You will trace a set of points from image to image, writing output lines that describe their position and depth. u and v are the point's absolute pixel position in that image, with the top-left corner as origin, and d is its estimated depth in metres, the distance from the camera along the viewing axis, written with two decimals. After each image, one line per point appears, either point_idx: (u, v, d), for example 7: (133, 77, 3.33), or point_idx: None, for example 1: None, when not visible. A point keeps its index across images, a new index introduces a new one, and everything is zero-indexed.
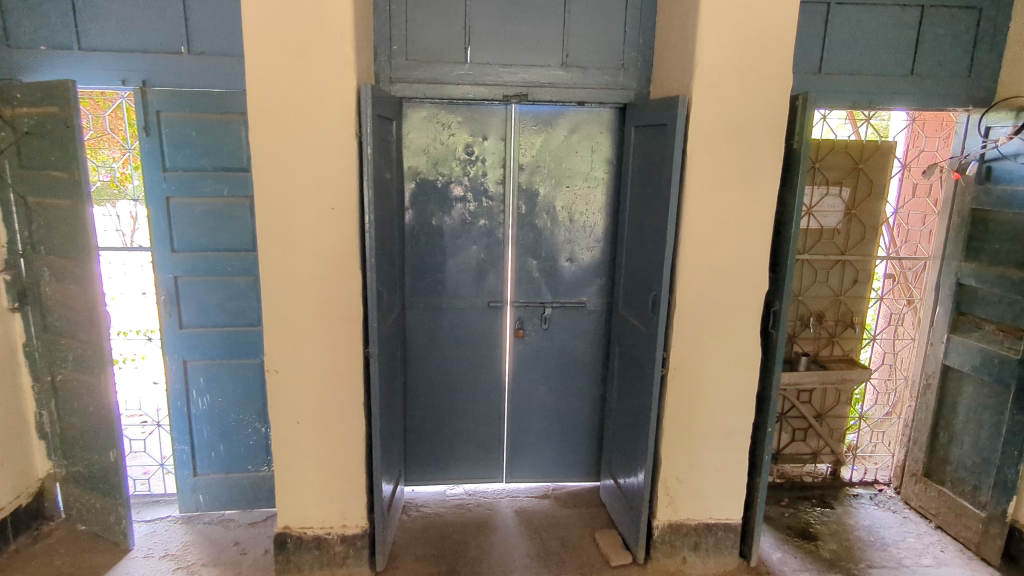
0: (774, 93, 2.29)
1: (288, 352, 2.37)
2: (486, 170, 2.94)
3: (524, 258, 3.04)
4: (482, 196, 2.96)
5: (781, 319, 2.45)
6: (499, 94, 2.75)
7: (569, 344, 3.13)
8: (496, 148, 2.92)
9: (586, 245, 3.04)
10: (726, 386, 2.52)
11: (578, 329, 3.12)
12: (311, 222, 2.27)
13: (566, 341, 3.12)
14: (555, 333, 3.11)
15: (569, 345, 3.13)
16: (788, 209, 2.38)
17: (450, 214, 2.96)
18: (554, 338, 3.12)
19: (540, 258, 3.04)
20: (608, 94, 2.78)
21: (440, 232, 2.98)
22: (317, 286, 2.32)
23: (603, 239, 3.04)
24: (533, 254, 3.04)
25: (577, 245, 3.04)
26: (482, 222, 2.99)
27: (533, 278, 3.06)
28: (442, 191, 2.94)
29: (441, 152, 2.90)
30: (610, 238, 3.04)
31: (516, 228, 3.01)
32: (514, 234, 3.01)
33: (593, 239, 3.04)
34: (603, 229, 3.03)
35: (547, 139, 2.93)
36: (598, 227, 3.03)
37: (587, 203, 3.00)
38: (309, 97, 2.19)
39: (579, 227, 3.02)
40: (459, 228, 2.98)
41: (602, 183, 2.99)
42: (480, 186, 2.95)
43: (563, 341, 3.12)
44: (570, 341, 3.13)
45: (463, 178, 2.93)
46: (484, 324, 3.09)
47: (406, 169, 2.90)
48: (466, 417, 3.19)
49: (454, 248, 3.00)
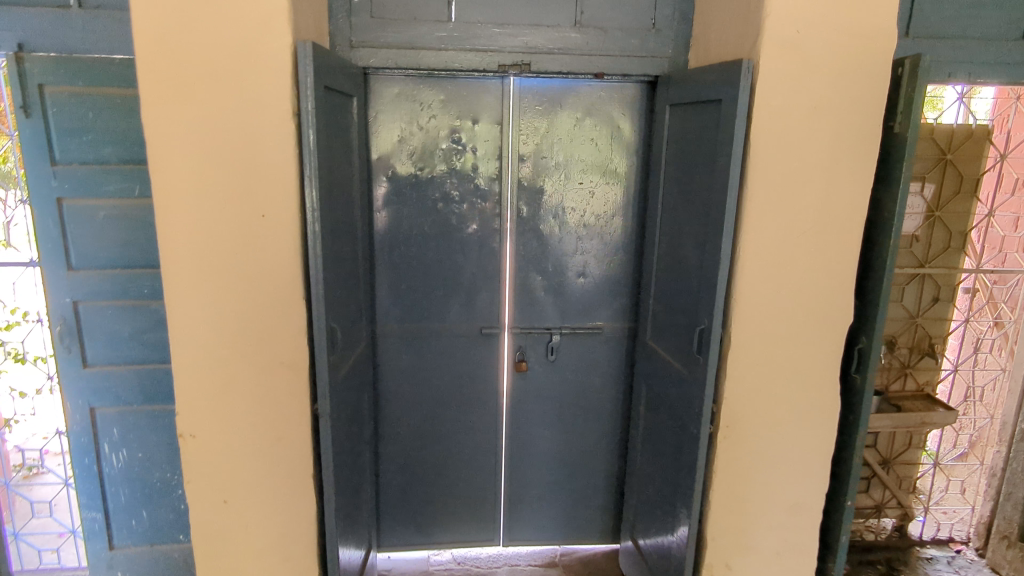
0: (872, 57, 1.67)
1: (210, 412, 1.75)
2: (476, 163, 2.31)
3: (525, 273, 2.42)
4: (473, 196, 2.34)
5: (870, 362, 1.83)
6: (493, 64, 2.12)
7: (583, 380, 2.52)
8: (490, 135, 2.29)
9: (604, 258, 2.43)
10: (794, 447, 1.91)
11: (593, 360, 2.50)
12: (235, 236, 1.64)
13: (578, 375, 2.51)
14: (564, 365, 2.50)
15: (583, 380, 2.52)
16: (884, 215, 1.77)
17: (432, 218, 2.34)
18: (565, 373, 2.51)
19: (545, 274, 2.43)
20: (634, 63, 2.15)
21: (420, 241, 2.36)
22: (245, 322, 1.69)
23: (625, 250, 2.43)
24: (536, 269, 2.42)
25: (593, 256, 2.42)
26: (472, 228, 2.37)
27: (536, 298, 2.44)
28: (422, 189, 2.31)
29: (418, 140, 2.27)
30: (633, 249, 2.43)
31: (516, 236, 2.39)
32: (512, 243, 2.39)
33: (612, 250, 2.42)
34: (625, 237, 2.42)
35: (554, 123, 2.31)
36: (618, 235, 2.41)
37: (605, 205, 2.39)
38: (226, 61, 1.55)
39: (594, 234, 2.41)
40: (444, 236, 2.36)
41: (624, 179, 2.37)
42: (469, 182, 2.32)
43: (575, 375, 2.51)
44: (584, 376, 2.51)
45: (446, 174, 2.30)
46: (477, 356, 2.47)
47: (374, 161, 2.27)
48: (455, 469, 2.58)
49: (438, 262, 2.38)
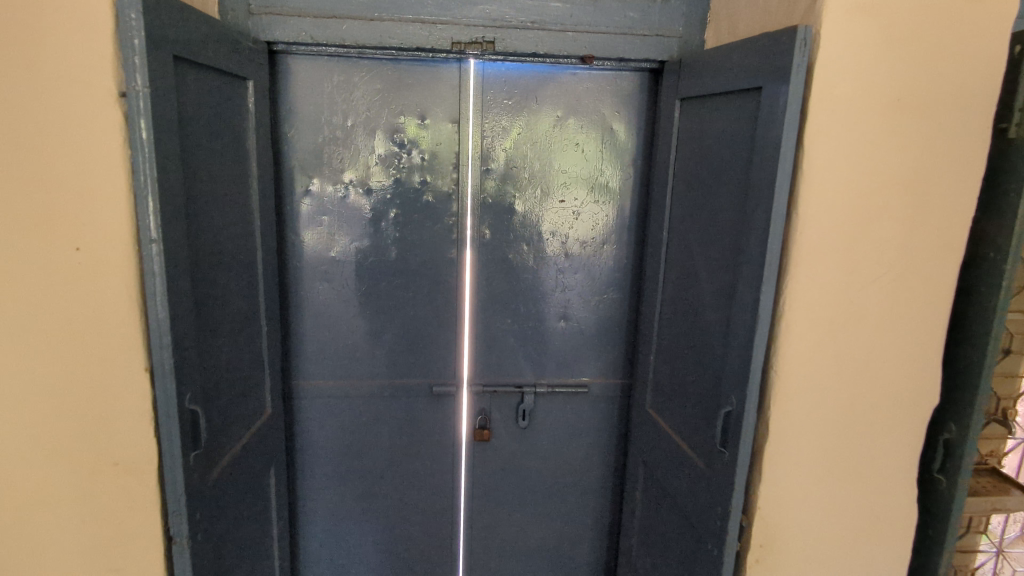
0: (987, 25, 1.15)
1: (11, 533, 1.19)
2: (426, 173, 1.77)
3: (490, 315, 1.89)
4: (421, 216, 1.79)
5: (964, 462, 1.31)
6: (445, 41, 1.59)
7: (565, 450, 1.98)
8: (443, 136, 1.76)
9: (591, 298, 1.90)
10: (853, 574, 1.37)
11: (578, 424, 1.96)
12: (34, 278, 1.09)
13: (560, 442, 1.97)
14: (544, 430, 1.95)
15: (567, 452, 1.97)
16: (987, 258, 1.25)
17: (368, 244, 1.79)
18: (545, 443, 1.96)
19: (516, 316, 1.90)
20: (633, 44, 1.63)
21: (353, 274, 1.81)
22: (56, 405, 1.14)
23: (619, 288, 1.90)
24: (505, 310, 1.89)
25: (577, 293, 1.89)
26: (421, 258, 1.82)
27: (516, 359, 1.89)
28: (355, 206, 1.77)
29: (348, 141, 1.72)
30: (629, 286, 1.89)
31: (478, 267, 1.85)
32: (473, 277, 1.86)
33: (603, 287, 1.89)
34: (619, 271, 1.89)
35: (528, 121, 1.78)
36: (611, 267, 1.88)
37: (593, 229, 1.86)
38: (12, 10, 1.01)
39: (579, 265, 1.88)
40: (385, 267, 1.82)
41: (618, 196, 1.84)
42: (416, 198, 1.78)
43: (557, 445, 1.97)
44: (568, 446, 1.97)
45: (387, 187, 1.76)
46: (427, 421, 1.92)
47: (291, 168, 1.72)
48: (400, 561, 2.02)
49: (377, 302, 1.84)
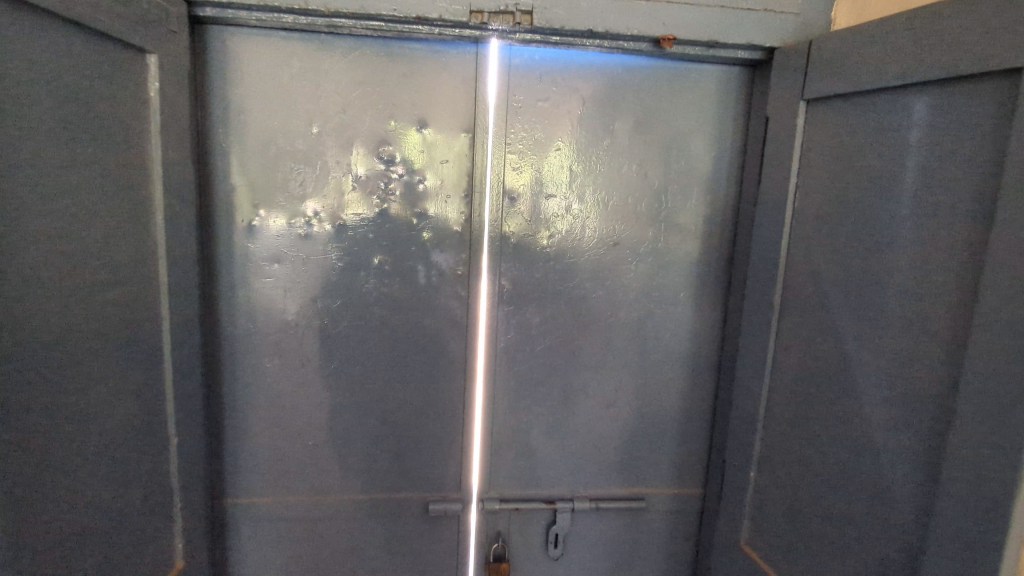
0: None
1: None
2: (425, 205, 1.24)
3: (512, 405, 1.35)
4: (418, 267, 1.26)
5: None
6: (460, 7, 1.08)
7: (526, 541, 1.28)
8: (452, 152, 1.23)
9: (652, 378, 1.37)
10: None
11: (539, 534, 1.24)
12: None
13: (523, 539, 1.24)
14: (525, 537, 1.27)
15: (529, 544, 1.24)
16: None
17: (343, 306, 1.25)
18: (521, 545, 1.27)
19: (546, 406, 1.36)
20: (732, 21, 1.13)
21: (320, 349, 1.26)
22: None
23: (691, 364, 1.38)
24: (531, 397, 1.35)
25: (632, 372, 1.36)
26: (416, 326, 1.28)
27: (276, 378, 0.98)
28: (323, 251, 1.23)
29: (315, 157, 1.19)
30: (703, 362, 1.38)
31: (495, 340, 1.31)
32: (486, 354, 1.32)
33: (669, 362, 1.37)
34: (691, 341, 1.37)
35: (570, 133, 1.27)
36: (679, 337, 1.37)
37: (658, 283, 1.34)
38: None
39: (635, 334, 1.35)
40: (367, 338, 1.27)
41: (691, 239, 1.34)
42: (412, 242, 1.25)
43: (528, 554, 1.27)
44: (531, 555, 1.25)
45: (370, 224, 1.23)
46: (420, 550, 1.37)
47: (227, 195, 1.18)
48: None
49: (354, 389, 1.29)
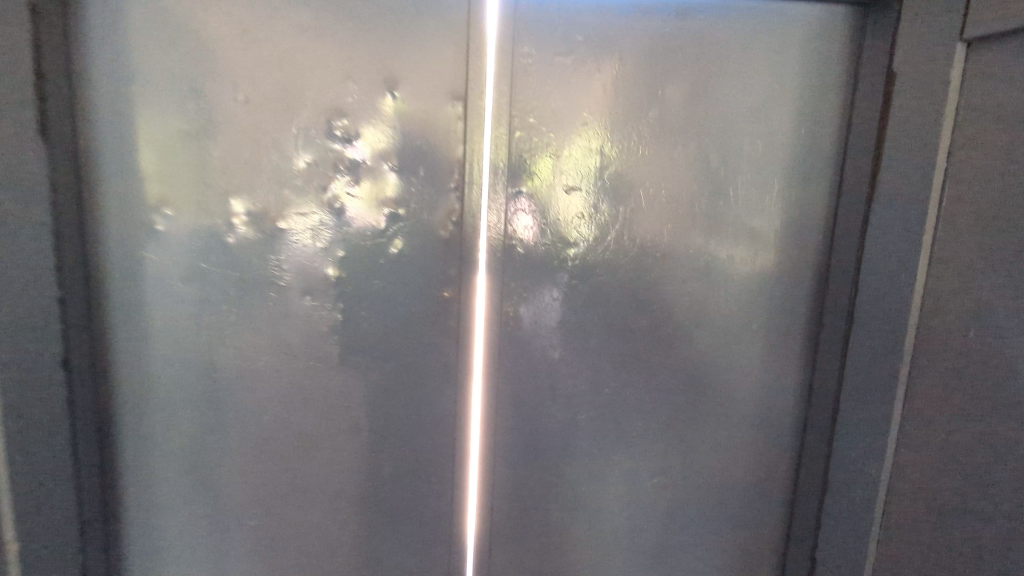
0: None
1: None
2: (400, 201, 0.89)
3: (520, 472, 1.00)
4: (389, 287, 0.91)
5: None
6: None
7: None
8: (436, 129, 0.88)
9: (711, 438, 1.01)
10: None
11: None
12: None
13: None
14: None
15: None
16: None
17: (288, 342, 0.91)
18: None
19: (566, 474, 1.01)
20: None
21: (256, 399, 0.92)
22: None
23: (764, 421, 1.01)
24: (546, 462, 1.00)
25: (683, 429, 1.01)
26: (387, 369, 0.94)
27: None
28: (257, 267, 0.89)
29: (244, 134, 0.85)
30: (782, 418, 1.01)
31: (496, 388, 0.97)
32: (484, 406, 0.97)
33: (736, 417, 1.01)
34: (766, 389, 1.01)
35: (603, 104, 0.91)
36: (749, 383, 1.00)
37: (722, 310, 0.98)
38: None
39: (689, 376, 0.99)
40: (323, 386, 0.93)
41: (769, 250, 0.97)
42: (380, 253, 0.90)
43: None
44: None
45: (320, 229, 0.88)
46: None
47: (123, 188, 0.85)
48: None
49: (305, 452, 0.95)
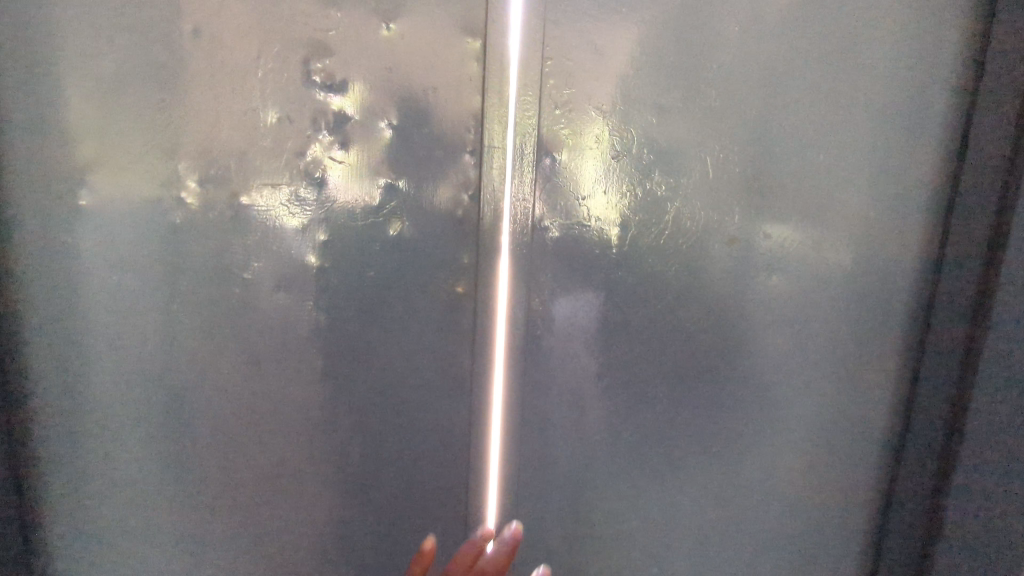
0: None
1: None
2: (398, 167, 0.69)
3: (549, 509, 0.81)
4: (385, 280, 0.71)
5: None
6: None
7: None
8: (444, 73, 0.68)
9: (782, 465, 0.82)
10: None
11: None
12: None
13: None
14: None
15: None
16: None
17: (256, 349, 0.72)
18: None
19: (604, 509, 0.82)
20: None
21: (217, 421, 0.73)
22: None
23: (849, 444, 0.82)
24: (580, 496, 0.81)
25: (752, 451, 0.82)
26: (383, 383, 0.74)
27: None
28: (214, 254, 0.68)
29: (192, 77, 0.65)
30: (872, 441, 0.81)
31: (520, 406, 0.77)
32: (506, 431, 0.77)
33: (816, 437, 0.82)
34: (854, 406, 0.81)
35: (660, 42, 0.71)
36: (832, 397, 0.81)
37: (804, 307, 0.78)
38: None
39: (761, 386, 0.80)
40: (300, 404, 0.74)
41: (864, 232, 0.77)
42: (373, 236, 0.70)
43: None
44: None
45: (295, 204, 0.68)
46: None
47: (37, 149, 0.65)
48: None
49: (280, 488, 0.75)
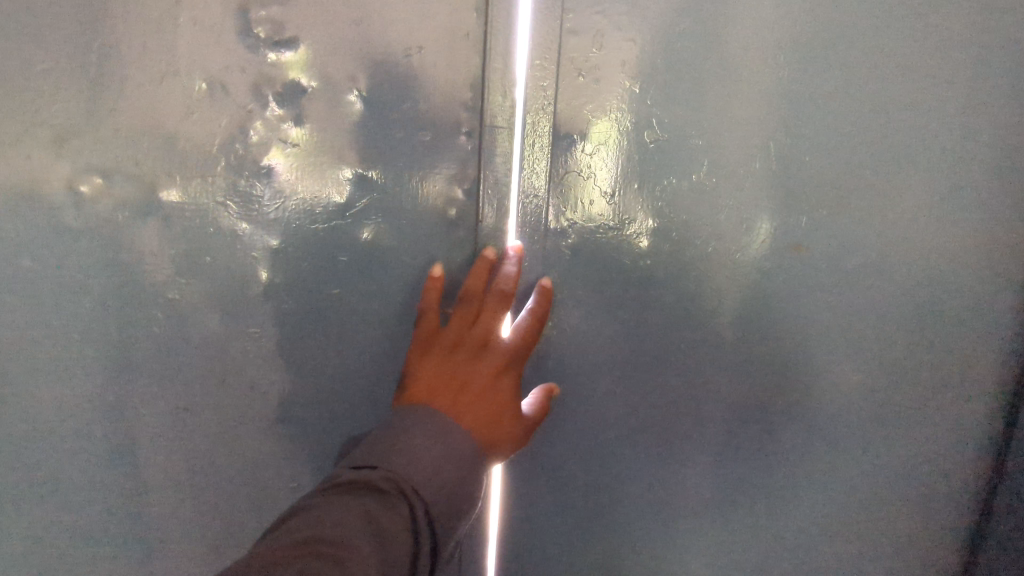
0: None
1: None
2: (370, 153, 0.52)
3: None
4: (353, 301, 0.55)
5: None
6: None
7: (502, 294, 0.53)
8: (432, 29, 0.51)
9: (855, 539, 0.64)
10: None
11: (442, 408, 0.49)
12: None
13: (469, 346, 0.53)
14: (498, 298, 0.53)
15: (487, 377, 0.51)
16: None
17: (185, 393, 0.55)
18: (515, 382, 0.52)
19: None
20: None
21: (140, 485, 0.56)
22: None
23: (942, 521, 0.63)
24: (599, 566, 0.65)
25: (827, 519, 0.63)
26: (354, 434, 0.57)
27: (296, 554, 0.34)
28: (127, 268, 0.52)
29: (91, 30, 0.48)
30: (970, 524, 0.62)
31: (529, 460, 0.61)
32: (508, 490, 0.62)
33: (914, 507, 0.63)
34: (952, 473, 0.61)
35: None
36: (926, 460, 0.61)
37: (907, 340, 0.59)
38: None
39: (845, 441, 0.61)
40: (246, 463, 0.57)
41: (988, 243, 0.56)
42: (337, 242, 0.53)
43: (524, 353, 0.53)
44: (454, 349, 0.53)
45: (235, 204, 0.51)
46: None
47: None
48: None
49: (222, 568, 0.59)
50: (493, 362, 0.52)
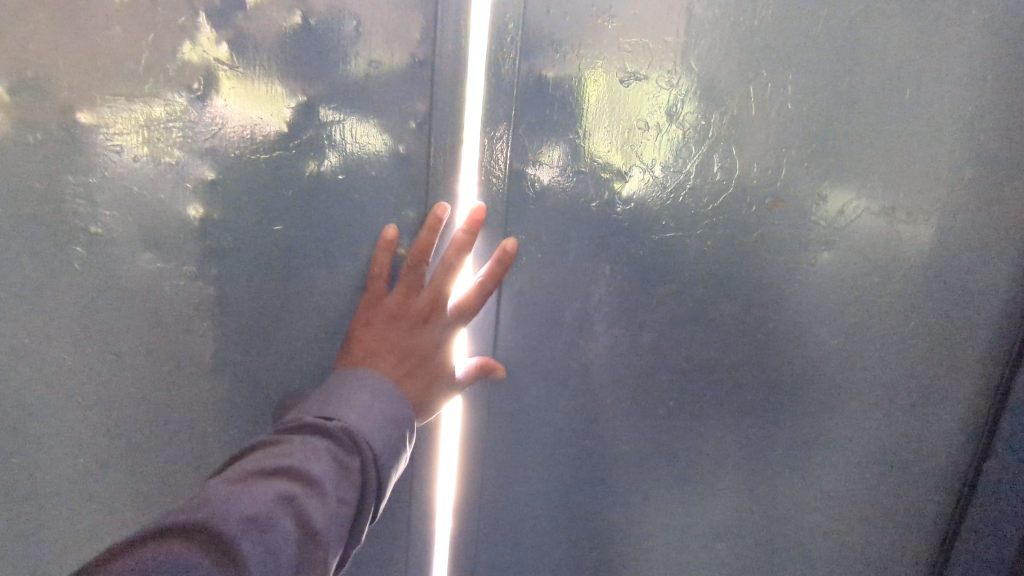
0: None
1: None
2: (307, 81, 0.48)
3: (511, 557, 0.61)
4: (291, 243, 0.51)
5: None
6: None
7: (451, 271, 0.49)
8: None
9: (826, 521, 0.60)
10: None
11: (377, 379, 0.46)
12: None
13: (414, 314, 0.49)
14: (448, 276, 0.49)
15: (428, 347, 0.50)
16: None
17: (107, 332, 0.51)
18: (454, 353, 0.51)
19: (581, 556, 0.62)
20: None
21: (57, 428, 0.53)
22: None
23: (922, 505, 0.59)
24: (550, 542, 0.61)
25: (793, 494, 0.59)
26: (284, 386, 0.53)
27: (218, 515, 0.32)
28: (44, 193, 0.48)
29: None
30: (955, 508, 0.58)
31: (483, 426, 0.57)
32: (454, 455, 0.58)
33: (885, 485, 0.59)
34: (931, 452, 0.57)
35: None
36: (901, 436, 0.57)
37: (888, 307, 0.54)
38: None
39: (816, 412, 0.57)
40: (171, 412, 0.53)
41: (975, 207, 0.52)
42: (269, 176, 0.49)
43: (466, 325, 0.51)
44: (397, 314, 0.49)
45: (161, 128, 0.48)
46: None
47: None
48: None
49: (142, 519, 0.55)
50: (435, 332, 0.50)
